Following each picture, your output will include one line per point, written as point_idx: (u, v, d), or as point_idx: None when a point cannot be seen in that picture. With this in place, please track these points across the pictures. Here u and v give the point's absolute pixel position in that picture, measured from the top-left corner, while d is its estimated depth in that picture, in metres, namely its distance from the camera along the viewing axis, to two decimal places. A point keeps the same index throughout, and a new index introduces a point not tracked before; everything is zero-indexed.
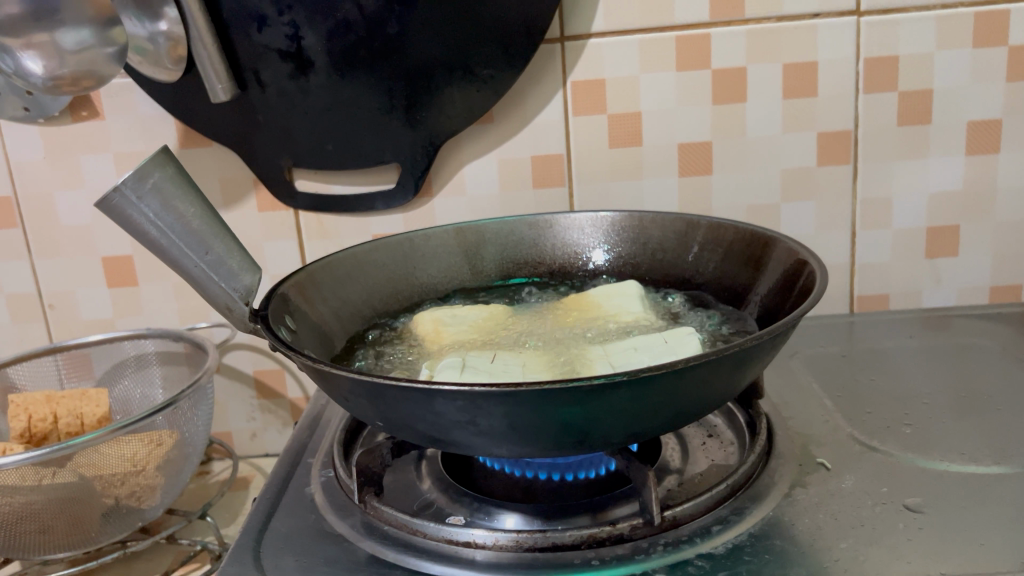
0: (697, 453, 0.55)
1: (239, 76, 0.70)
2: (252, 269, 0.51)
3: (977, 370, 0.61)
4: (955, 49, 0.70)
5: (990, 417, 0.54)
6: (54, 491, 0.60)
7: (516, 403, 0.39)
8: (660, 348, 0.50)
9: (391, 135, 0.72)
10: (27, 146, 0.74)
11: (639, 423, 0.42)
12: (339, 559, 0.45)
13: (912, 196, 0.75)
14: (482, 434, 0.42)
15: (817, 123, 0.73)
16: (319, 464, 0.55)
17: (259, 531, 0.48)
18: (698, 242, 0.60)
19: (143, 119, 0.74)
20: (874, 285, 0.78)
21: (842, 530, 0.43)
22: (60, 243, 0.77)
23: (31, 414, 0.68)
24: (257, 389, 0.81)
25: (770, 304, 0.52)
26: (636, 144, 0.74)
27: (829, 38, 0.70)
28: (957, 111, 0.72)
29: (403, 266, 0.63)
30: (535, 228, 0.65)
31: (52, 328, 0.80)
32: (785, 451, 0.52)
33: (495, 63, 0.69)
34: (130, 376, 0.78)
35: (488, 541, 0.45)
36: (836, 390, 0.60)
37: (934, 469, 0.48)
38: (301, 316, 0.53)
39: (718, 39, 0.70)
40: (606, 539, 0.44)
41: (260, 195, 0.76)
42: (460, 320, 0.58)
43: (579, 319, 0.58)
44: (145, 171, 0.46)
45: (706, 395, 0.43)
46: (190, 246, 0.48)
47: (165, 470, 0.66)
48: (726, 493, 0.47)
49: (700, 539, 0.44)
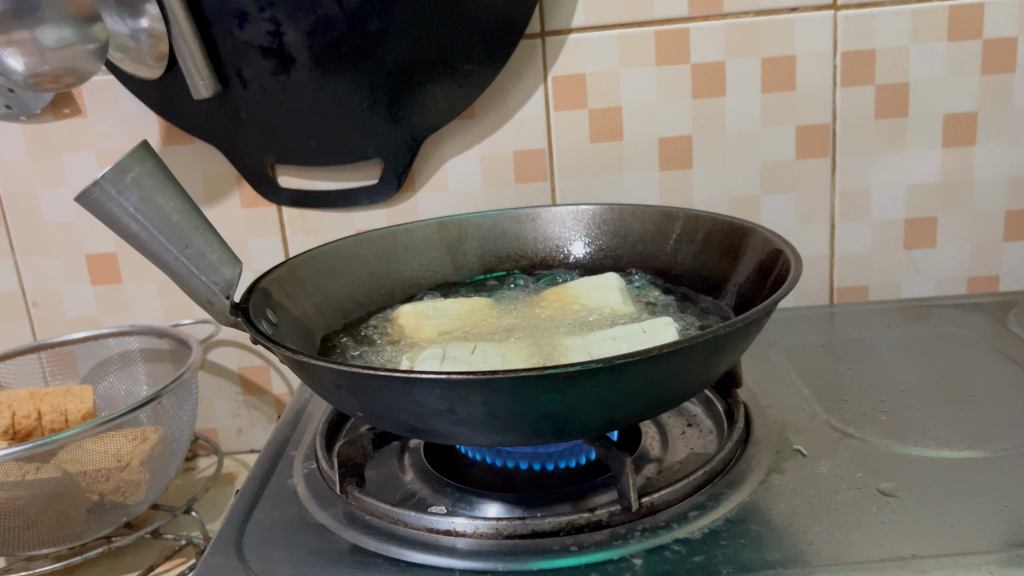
0: (676, 442, 0.56)
1: (221, 73, 0.70)
2: (232, 262, 0.51)
3: (952, 358, 0.62)
4: (931, 42, 0.71)
5: (964, 404, 0.54)
6: (38, 486, 0.60)
7: (493, 390, 0.40)
8: (638, 338, 0.51)
9: (373, 131, 0.72)
10: (9, 144, 0.74)
11: (615, 409, 0.43)
12: (321, 548, 0.46)
13: (890, 188, 0.76)
14: (461, 422, 0.42)
15: (795, 116, 0.73)
16: (302, 457, 0.55)
17: (242, 522, 0.48)
18: (676, 233, 0.61)
19: (125, 117, 0.74)
20: (854, 277, 0.79)
21: (816, 514, 0.44)
22: (44, 240, 0.77)
23: (15, 411, 0.68)
24: (242, 385, 0.81)
25: (746, 293, 0.53)
26: (617, 138, 0.74)
27: (807, 32, 0.71)
28: (934, 104, 0.73)
29: (385, 260, 0.63)
30: (516, 221, 0.66)
31: (36, 325, 0.80)
32: (762, 439, 0.52)
33: (476, 58, 0.70)
34: (115, 373, 0.78)
35: (468, 528, 0.46)
36: (815, 379, 0.60)
37: (908, 454, 0.49)
38: (282, 310, 0.53)
39: (697, 34, 0.71)
40: (585, 525, 0.45)
41: (243, 191, 0.76)
42: (442, 313, 0.58)
43: (560, 311, 0.59)
44: (124, 165, 0.47)
45: (681, 381, 0.43)
46: (170, 240, 0.48)
47: (150, 465, 0.66)
48: (704, 479, 0.48)
49: (678, 525, 0.45)
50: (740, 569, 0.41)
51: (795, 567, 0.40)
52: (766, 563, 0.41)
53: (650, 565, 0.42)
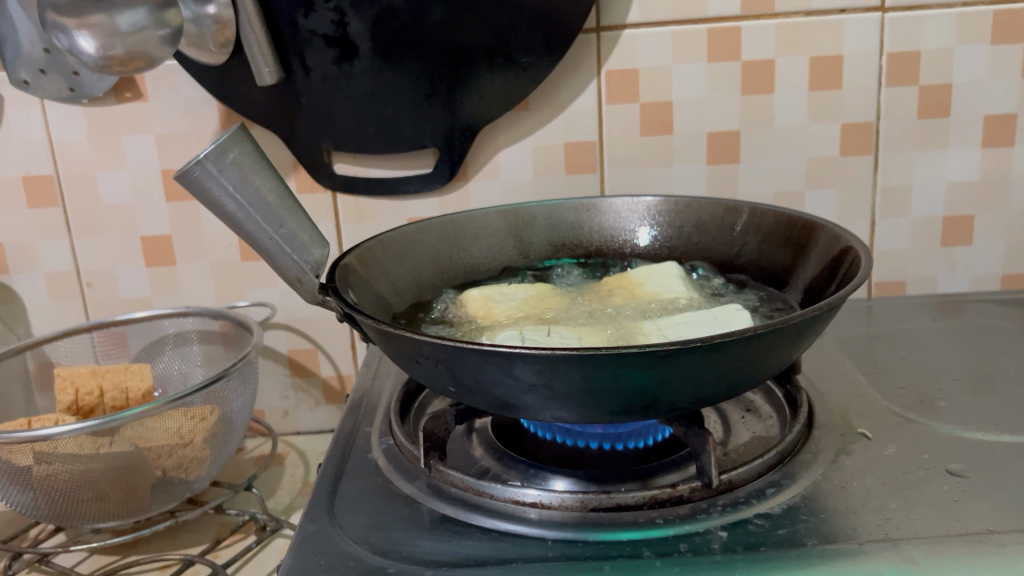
0: (739, 426, 0.58)
1: (284, 60, 0.72)
2: (321, 243, 0.53)
3: (998, 349, 0.64)
4: (974, 44, 0.73)
5: (1018, 391, 0.57)
6: (110, 460, 0.61)
7: (594, 365, 0.41)
8: (712, 323, 0.53)
9: (431, 120, 0.74)
10: (70, 126, 0.75)
11: (704, 388, 0.45)
12: (412, 518, 0.47)
13: (930, 186, 0.78)
14: (555, 397, 0.44)
15: (841, 114, 0.75)
16: (377, 433, 0.57)
17: (330, 493, 0.50)
18: (739, 227, 0.63)
19: (185, 101, 0.75)
20: (891, 272, 0.81)
21: (890, 492, 0.46)
22: (100, 221, 0.78)
23: (77, 388, 0.69)
24: (290, 368, 0.83)
25: (813, 284, 0.55)
26: (667, 132, 0.76)
27: (855, 32, 0.73)
28: (974, 105, 0.75)
29: (450, 246, 0.65)
30: (575, 211, 0.68)
31: (88, 305, 0.81)
32: (826, 422, 0.54)
33: (535, 51, 0.71)
34: (170, 353, 0.79)
35: (554, 501, 0.47)
36: (868, 367, 0.62)
37: (971, 437, 0.51)
38: (363, 288, 0.55)
39: (748, 32, 0.73)
40: (667, 500, 0.47)
41: (299, 176, 0.78)
42: (510, 297, 0.60)
43: (623, 297, 0.61)
44: (225, 146, 0.48)
45: (766, 364, 0.45)
46: (265, 220, 0.50)
47: (211, 443, 0.68)
48: (776, 460, 0.50)
49: (757, 501, 0.47)
50: (825, 541, 0.42)
51: (877, 540, 0.42)
52: (849, 536, 0.43)
53: (737, 537, 0.44)
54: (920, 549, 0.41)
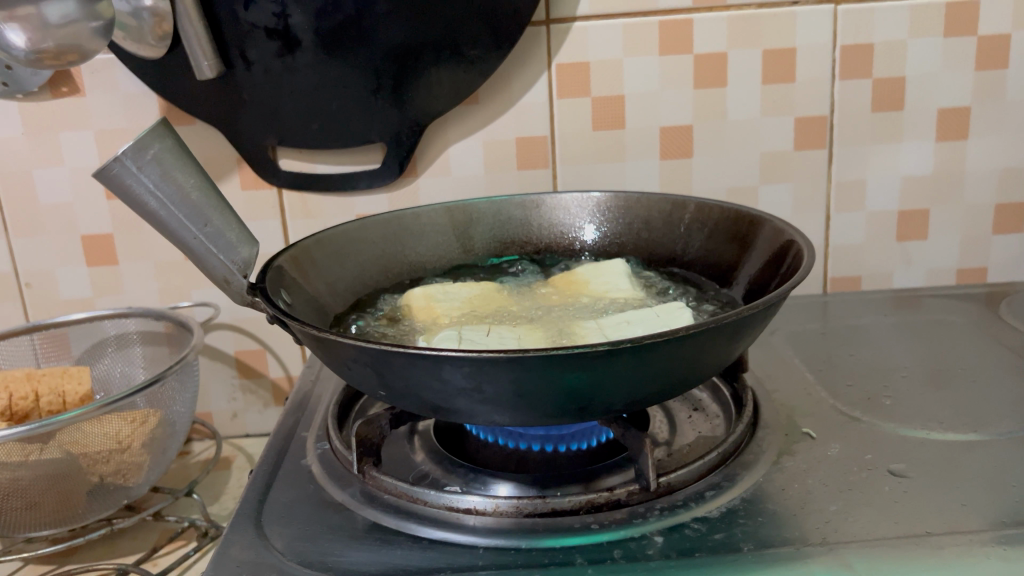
0: (685, 425, 0.57)
1: (224, 54, 0.70)
2: (249, 242, 0.51)
3: (949, 345, 0.63)
4: (928, 37, 0.72)
5: (966, 387, 0.56)
6: (41, 467, 0.59)
7: (522, 368, 0.40)
8: (653, 321, 0.52)
9: (376, 114, 0.72)
10: (5, 122, 0.73)
11: (637, 390, 0.43)
12: (342, 526, 0.46)
13: (885, 180, 0.77)
14: (487, 401, 0.43)
15: (795, 108, 0.74)
16: (314, 438, 0.55)
17: (259, 502, 0.48)
18: (686, 222, 0.62)
19: (125, 96, 0.73)
20: (847, 268, 0.80)
21: (832, 494, 0.45)
22: (38, 221, 0.76)
23: (12, 392, 0.67)
24: (238, 369, 0.81)
25: (759, 281, 0.54)
26: (619, 127, 0.75)
27: (808, 25, 0.72)
28: (929, 98, 0.74)
29: (393, 244, 0.63)
30: (523, 207, 0.66)
31: (28, 307, 0.79)
32: (771, 422, 0.53)
33: (482, 44, 0.70)
34: (112, 355, 0.77)
35: (488, 507, 0.46)
36: (818, 364, 0.61)
37: (915, 437, 0.50)
38: (297, 289, 0.53)
39: (700, 25, 0.72)
40: (604, 504, 0.45)
41: (244, 173, 0.76)
42: (452, 296, 0.58)
43: (568, 296, 0.59)
44: (145, 142, 0.46)
45: (701, 363, 0.44)
46: (189, 219, 0.48)
47: (151, 447, 0.66)
48: (718, 461, 0.49)
49: (696, 504, 0.45)
50: (761, 545, 0.41)
51: (815, 544, 0.41)
52: (786, 539, 0.42)
53: (673, 543, 0.42)
54: (857, 553, 0.40)
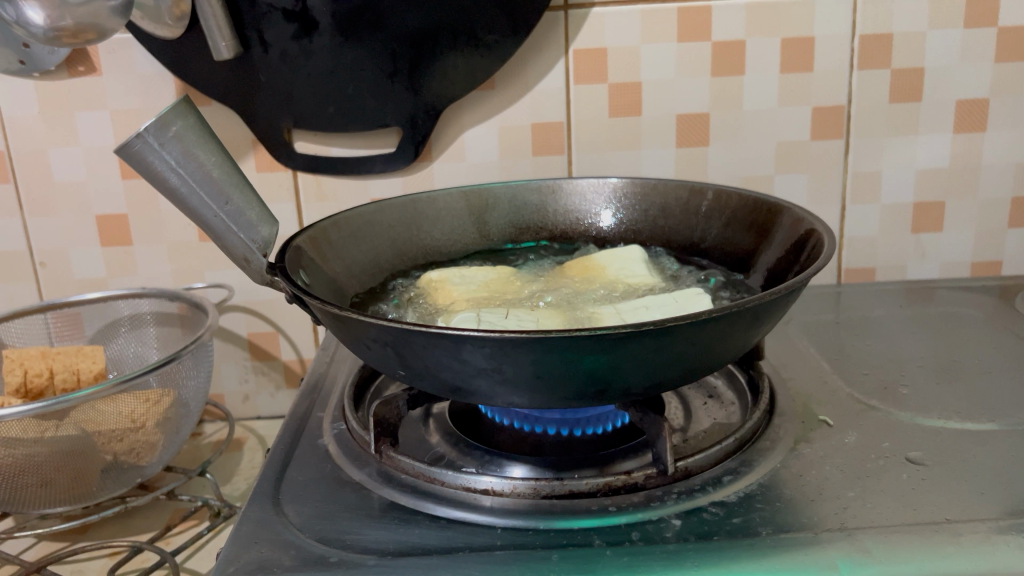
0: (699, 412, 0.57)
1: (242, 35, 0.70)
2: (270, 221, 0.51)
3: (965, 336, 0.63)
4: (947, 28, 0.72)
5: (982, 378, 0.55)
6: (56, 444, 0.59)
7: (543, 349, 0.40)
8: (671, 307, 0.51)
9: (393, 98, 0.72)
10: (22, 100, 0.73)
11: (657, 373, 0.43)
12: (359, 505, 0.46)
13: (901, 171, 0.77)
14: (506, 382, 0.43)
15: (812, 98, 0.74)
16: (330, 418, 0.55)
17: (276, 480, 0.48)
18: (703, 209, 0.62)
19: (141, 76, 0.73)
20: (861, 259, 0.80)
21: (849, 481, 0.45)
22: (53, 200, 0.76)
23: (26, 370, 0.67)
24: (250, 351, 0.81)
25: (778, 270, 0.54)
26: (635, 114, 0.75)
27: (827, 14, 0.72)
28: (946, 89, 0.74)
29: (410, 228, 0.63)
30: (539, 193, 0.66)
31: (42, 286, 0.79)
32: (787, 409, 0.53)
33: (500, 29, 0.70)
34: (125, 335, 0.77)
35: (505, 488, 0.46)
36: (833, 353, 0.61)
37: (932, 425, 0.50)
38: (315, 270, 0.53)
39: (719, 13, 0.72)
40: (621, 487, 0.46)
41: (259, 155, 0.76)
42: (469, 280, 0.58)
43: (584, 282, 0.59)
44: (166, 119, 0.46)
45: (720, 347, 0.44)
46: (209, 197, 0.48)
47: (164, 427, 0.66)
48: (735, 446, 0.49)
49: (713, 488, 0.45)
50: (779, 530, 0.41)
51: (833, 529, 0.41)
52: (803, 525, 0.42)
53: (691, 526, 0.42)
54: (874, 539, 0.40)
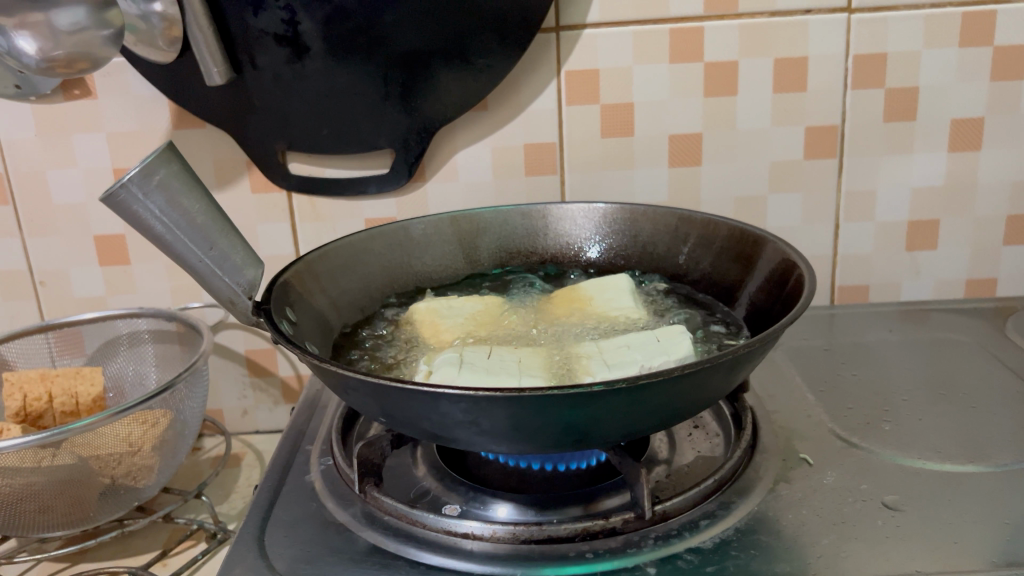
0: (684, 445, 0.57)
1: (234, 59, 0.70)
2: (255, 263, 0.52)
3: (953, 363, 0.63)
4: (942, 47, 0.72)
5: (966, 413, 0.56)
6: (54, 473, 0.61)
7: (518, 406, 0.41)
8: (654, 347, 0.51)
9: (385, 120, 0.72)
10: (19, 123, 0.73)
11: (634, 423, 0.44)
12: (342, 548, 0.47)
13: (895, 190, 0.77)
14: (484, 433, 0.43)
15: (806, 117, 0.74)
16: (318, 452, 0.56)
17: (262, 520, 0.49)
18: (691, 238, 0.62)
19: (136, 99, 0.73)
20: (855, 277, 0.80)
21: (825, 526, 0.46)
22: (52, 221, 0.77)
23: (26, 394, 0.69)
24: (248, 367, 0.82)
25: (763, 305, 0.54)
26: (628, 134, 0.75)
27: (821, 34, 0.71)
28: (942, 108, 0.74)
29: (398, 255, 0.64)
30: (529, 217, 0.66)
31: (42, 305, 0.80)
32: (770, 446, 0.54)
33: (492, 51, 0.70)
34: (123, 354, 0.78)
35: (485, 532, 0.47)
36: (819, 383, 0.61)
37: (912, 466, 0.50)
38: (301, 307, 0.54)
39: (711, 33, 0.71)
40: (600, 532, 0.46)
41: (254, 176, 0.76)
42: (456, 312, 0.59)
43: (571, 314, 0.60)
44: (150, 167, 0.47)
45: (698, 396, 0.44)
46: (195, 243, 0.49)
47: (161, 450, 0.67)
48: (714, 488, 0.49)
49: (690, 534, 0.46)
50: None
51: None
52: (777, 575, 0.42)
53: None
54: None
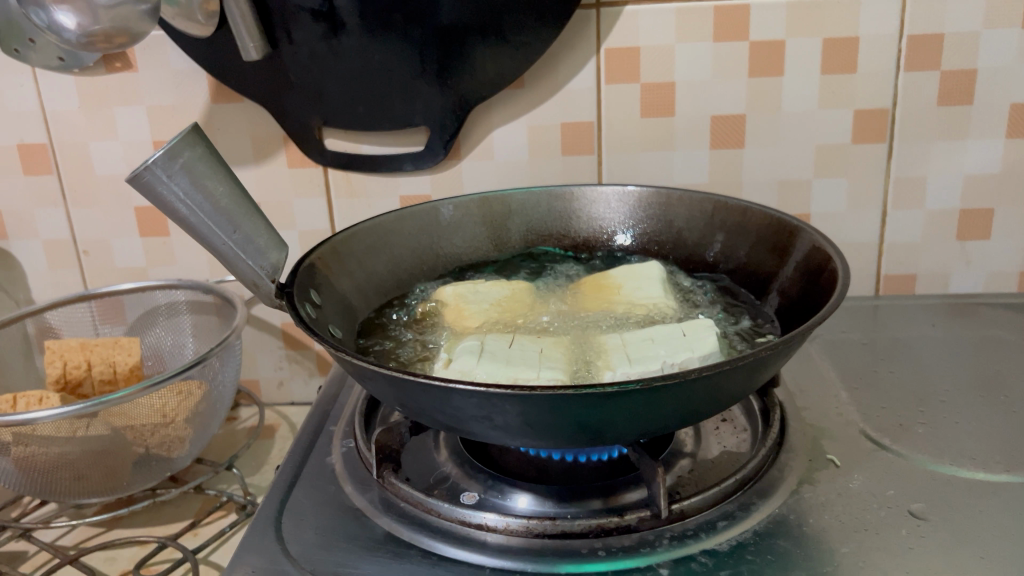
0: (710, 438, 0.56)
1: (271, 35, 0.70)
2: (280, 246, 0.52)
3: (997, 363, 0.60)
4: (1003, 28, 0.68)
5: (1005, 417, 0.53)
6: (88, 443, 0.62)
7: (529, 403, 0.40)
8: (678, 342, 0.50)
9: (420, 97, 0.71)
10: (62, 95, 0.74)
11: (651, 423, 0.43)
12: (357, 535, 0.47)
13: (948, 176, 0.74)
14: (498, 428, 0.43)
15: (855, 100, 0.71)
16: (340, 433, 0.57)
17: (281, 501, 0.50)
18: (725, 224, 0.60)
19: (175, 72, 0.74)
20: (902, 266, 0.77)
21: (846, 533, 0.44)
22: (94, 192, 0.78)
23: (66, 361, 0.70)
24: (284, 340, 0.83)
25: (796, 298, 0.52)
26: (668, 114, 0.73)
27: (874, 13, 0.68)
28: (1000, 92, 0.70)
29: (428, 236, 0.63)
30: (563, 200, 0.65)
31: (86, 273, 0.82)
32: (796, 445, 0.53)
33: (529, 28, 0.68)
34: (161, 324, 0.79)
35: (499, 524, 0.47)
36: (854, 380, 0.59)
37: (943, 473, 0.48)
38: (326, 290, 0.54)
39: (757, 11, 0.69)
40: (614, 528, 0.46)
41: (290, 151, 0.76)
42: (482, 297, 0.58)
43: (600, 302, 0.59)
44: (176, 150, 0.47)
45: (717, 396, 0.43)
46: (219, 225, 0.49)
47: (194, 421, 0.68)
48: (735, 488, 0.48)
49: (706, 535, 0.45)
50: None
51: None
52: None
53: None
54: None
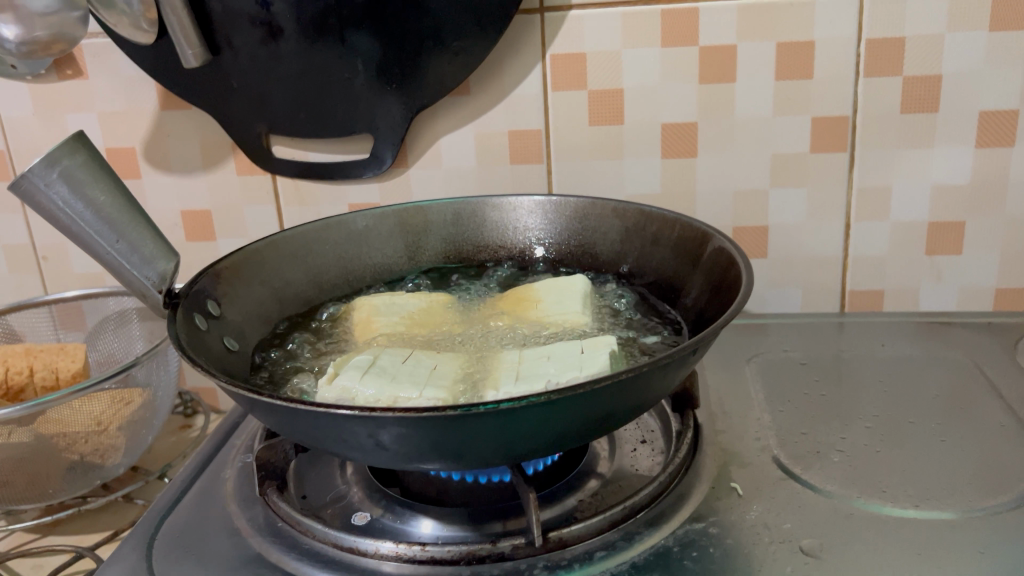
0: (622, 458, 0.54)
1: (212, 41, 0.69)
2: (168, 254, 0.50)
3: (940, 388, 0.57)
4: (968, 31, 0.64)
5: (932, 446, 0.50)
6: (14, 449, 0.62)
7: (374, 425, 0.38)
8: (574, 359, 0.48)
9: (362, 104, 0.70)
10: (16, 102, 0.75)
11: (515, 446, 0.41)
12: (226, 553, 0.46)
13: (913, 186, 0.70)
14: (354, 449, 0.41)
15: (812, 107, 0.68)
16: (241, 450, 0.57)
17: (162, 516, 0.49)
18: (654, 233, 0.57)
19: (123, 79, 0.73)
20: (868, 281, 0.74)
21: (727, 569, 0.42)
22: None
23: (9, 366, 0.70)
24: None
25: (708, 311, 0.49)
26: (617, 122, 0.70)
27: (829, 15, 0.65)
28: (967, 99, 0.66)
29: (358, 245, 0.62)
30: (500, 209, 0.63)
31: (46, 279, 0.82)
32: (702, 470, 0.50)
33: (469, 34, 0.66)
34: (113, 332, 0.79)
35: (371, 548, 0.45)
36: (782, 403, 0.56)
37: (848, 506, 0.45)
38: (230, 300, 0.53)
39: (706, 15, 0.66)
40: (486, 556, 0.44)
41: (238, 159, 0.76)
42: (395, 309, 0.56)
43: (516, 317, 0.57)
44: (54, 157, 0.47)
45: (587, 420, 0.41)
46: (100, 234, 0.48)
47: (128, 430, 0.68)
48: (623, 516, 0.46)
49: (579, 566, 0.43)
50: None
51: None
52: None
53: None
54: None
